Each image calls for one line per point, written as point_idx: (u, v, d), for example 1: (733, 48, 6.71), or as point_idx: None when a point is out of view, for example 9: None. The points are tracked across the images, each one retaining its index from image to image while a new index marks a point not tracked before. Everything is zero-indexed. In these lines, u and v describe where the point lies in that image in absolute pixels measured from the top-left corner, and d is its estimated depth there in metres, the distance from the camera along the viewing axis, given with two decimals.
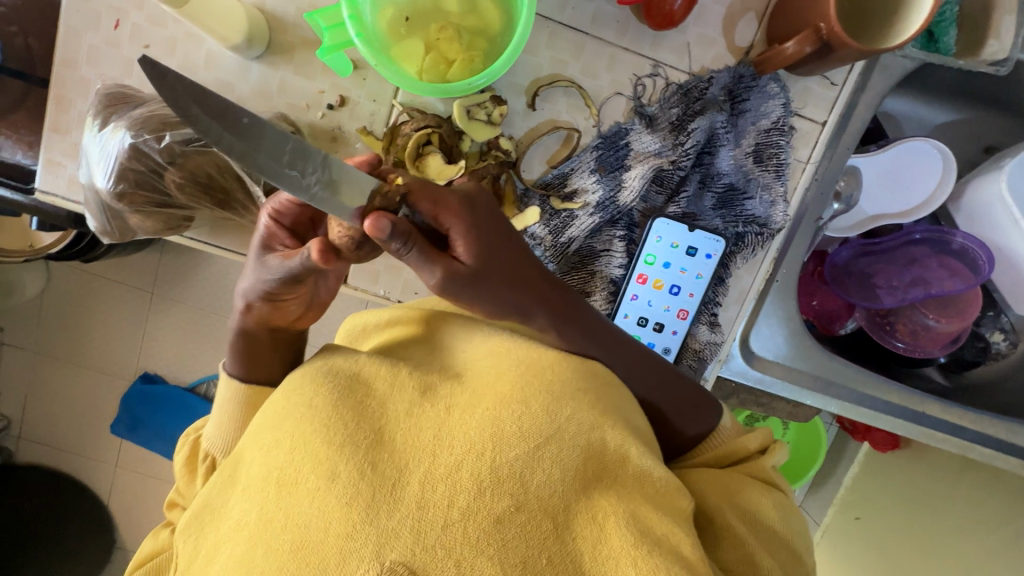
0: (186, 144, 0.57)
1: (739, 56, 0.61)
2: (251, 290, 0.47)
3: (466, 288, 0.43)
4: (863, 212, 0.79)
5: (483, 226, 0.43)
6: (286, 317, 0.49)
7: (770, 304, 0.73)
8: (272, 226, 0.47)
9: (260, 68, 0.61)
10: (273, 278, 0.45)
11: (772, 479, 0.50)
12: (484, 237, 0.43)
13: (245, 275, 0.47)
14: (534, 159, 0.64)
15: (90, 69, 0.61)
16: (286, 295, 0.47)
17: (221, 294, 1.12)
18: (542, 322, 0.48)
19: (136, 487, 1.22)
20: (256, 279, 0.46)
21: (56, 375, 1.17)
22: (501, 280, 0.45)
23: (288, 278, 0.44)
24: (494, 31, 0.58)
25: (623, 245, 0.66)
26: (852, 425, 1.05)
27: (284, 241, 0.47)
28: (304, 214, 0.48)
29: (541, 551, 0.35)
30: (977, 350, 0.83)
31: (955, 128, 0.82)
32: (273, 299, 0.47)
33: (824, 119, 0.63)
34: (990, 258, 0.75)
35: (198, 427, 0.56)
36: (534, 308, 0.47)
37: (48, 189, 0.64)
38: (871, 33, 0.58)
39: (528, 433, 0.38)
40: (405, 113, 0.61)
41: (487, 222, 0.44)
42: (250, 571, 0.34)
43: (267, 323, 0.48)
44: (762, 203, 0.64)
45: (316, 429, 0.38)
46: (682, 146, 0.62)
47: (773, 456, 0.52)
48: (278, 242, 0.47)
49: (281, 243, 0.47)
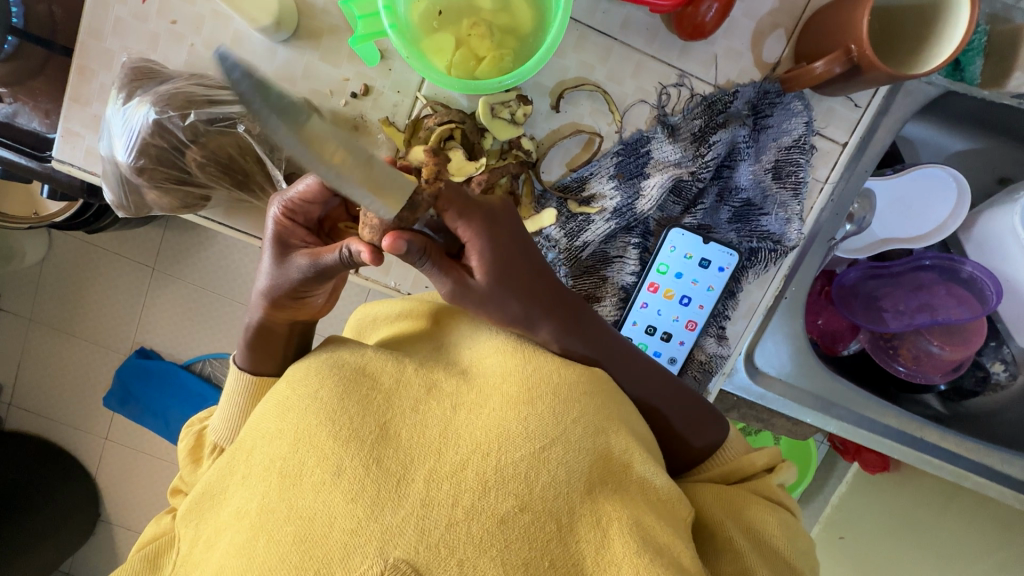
0: (210, 123, 0.57)
1: (766, 71, 0.62)
2: (272, 285, 0.48)
3: (476, 301, 0.45)
4: (874, 235, 0.80)
5: (499, 246, 0.45)
6: (309, 310, 0.51)
7: (776, 321, 0.74)
8: (286, 222, 0.47)
9: (287, 51, 0.61)
10: (298, 275, 0.46)
11: (777, 498, 0.50)
12: (499, 259, 0.45)
13: (263, 270, 0.48)
14: (554, 160, 0.64)
15: (115, 40, 0.61)
16: (309, 290, 0.48)
17: (223, 273, 1.11)
18: (547, 334, 0.48)
19: (125, 461, 1.22)
20: (279, 276, 0.47)
21: (51, 344, 1.17)
22: (512, 293, 0.46)
23: (315, 275, 0.46)
24: (525, 31, 0.58)
25: (637, 253, 0.67)
26: (844, 444, 1.05)
27: (303, 238, 0.48)
28: (316, 207, 0.48)
29: (543, 555, 0.35)
30: (977, 379, 0.83)
31: (971, 156, 0.83)
32: (296, 294, 0.48)
33: (845, 141, 0.63)
34: (998, 289, 0.76)
35: (201, 419, 0.57)
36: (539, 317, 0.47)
37: (64, 158, 0.64)
38: (900, 57, 0.58)
39: (535, 435, 0.38)
40: (428, 106, 0.61)
41: (503, 240, 0.45)
42: (252, 561, 0.34)
43: (290, 318, 0.50)
44: (777, 220, 0.65)
45: (321, 422, 0.38)
46: (701, 157, 0.63)
47: (778, 475, 0.52)
48: (295, 238, 0.47)
49: (301, 240, 0.47)
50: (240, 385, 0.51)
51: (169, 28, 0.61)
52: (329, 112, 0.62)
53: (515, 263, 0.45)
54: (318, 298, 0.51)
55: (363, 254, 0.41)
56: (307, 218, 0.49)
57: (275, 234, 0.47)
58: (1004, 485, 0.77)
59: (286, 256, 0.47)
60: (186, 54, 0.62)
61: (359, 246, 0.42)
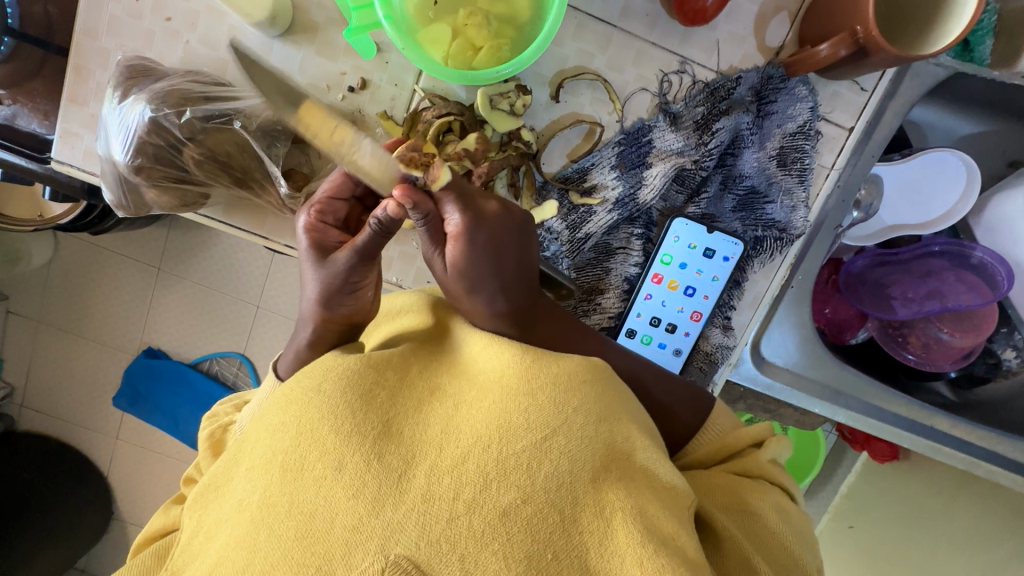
0: (206, 120, 0.57)
1: (770, 56, 0.60)
2: (323, 288, 0.47)
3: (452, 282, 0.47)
4: (882, 222, 0.79)
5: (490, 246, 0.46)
6: (362, 307, 0.50)
7: (783, 310, 0.73)
8: (317, 225, 0.49)
9: (282, 46, 0.61)
10: (346, 265, 0.46)
11: (771, 476, 0.48)
12: (484, 254, 0.46)
13: (310, 282, 0.48)
14: (555, 152, 0.63)
15: (110, 39, 0.61)
16: (363, 281, 0.48)
17: (227, 270, 1.11)
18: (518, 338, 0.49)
19: (136, 460, 1.22)
20: (326, 274, 0.47)
21: (60, 346, 1.17)
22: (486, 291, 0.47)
23: (363, 258, 0.46)
24: (522, 19, 0.57)
25: (640, 244, 0.66)
26: (852, 434, 1.06)
27: (335, 236, 0.50)
28: (341, 205, 0.51)
29: (546, 547, 0.34)
30: (988, 366, 0.82)
31: (981, 140, 0.81)
32: (347, 290, 0.48)
33: (852, 125, 0.62)
34: (1009, 273, 0.74)
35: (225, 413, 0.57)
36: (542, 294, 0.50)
37: (63, 159, 0.63)
38: (909, 36, 0.57)
39: (536, 427, 0.38)
40: (426, 99, 0.60)
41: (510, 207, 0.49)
42: (254, 556, 0.34)
43: (342, 322, 0.49)
44: (783, 208, 0.64)
45: (323, 416, 0.38)
46: (705, 145, 0.62)
47: (769, 450, 0.50)
48: (330, 240, 0.49)
49: (334, 238, 0.49)
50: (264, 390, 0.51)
51: (164, 26, 0.60)
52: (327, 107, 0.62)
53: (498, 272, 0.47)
54: (367, 297, 0.50)
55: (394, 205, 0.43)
56: (336, 218, 0.51)
57: (311, 238, 0.48)
58: (1010, 471, 0.76)
59: (328, 256, 0.47)
60: (182, 51, 0.61)
61: (387, 203, 0.43)
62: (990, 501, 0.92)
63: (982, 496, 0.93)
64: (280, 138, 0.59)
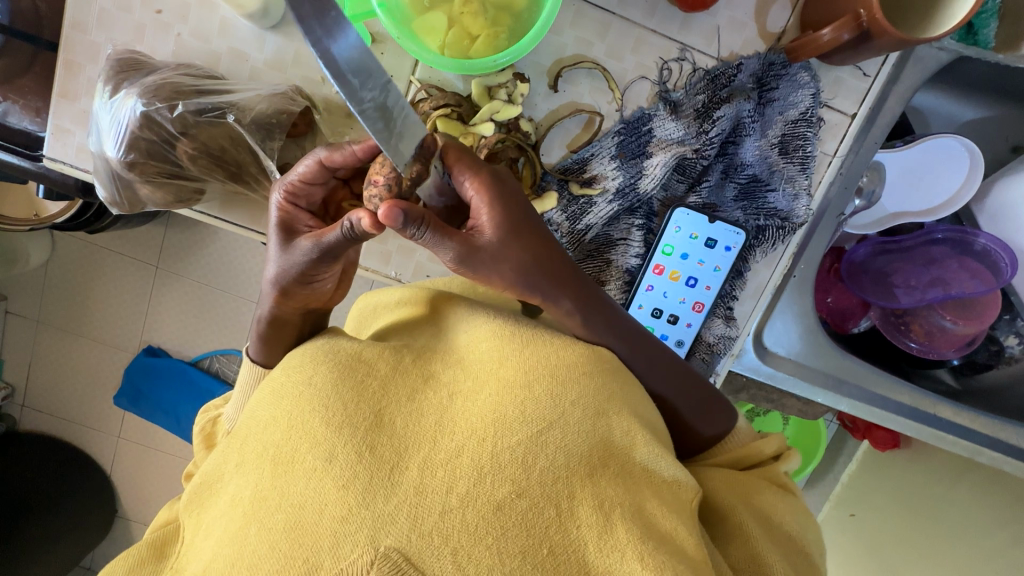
0: (198, 114, 0.56)
1: (770, 41, 0.60)
2: (281, 273, 0.47)
3: (484, 264, 0.43)
4: (885, 209, 0.78)
5: (508, 206, 0.43)
6: (323, 296, 0.50)
7: (784, 300, 0.72)
8: (289, 207, 0.48)
9: (275, 39, 0.60)
10: (305, 258, 0.45)
11: (785, 484, 0.49)
12: (505, 213, 0.43)
13: (273, 260, 0.47)
14: (554, 143, 0.62)
15: (100, 32, 0.60)
16: (319, 274, 0.47)
17: (224, 268, 1.10)
18: (567, 306, 0.47)
19: (138, 458, 1.22)
20: (286, 263, 0.46)
21: (59, 347, 1.17)
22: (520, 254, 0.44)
23: (321, 255, 0.45)
24: (519, 7, 0.55)
25: (641, 235, 0.65)
26: (853, 422, 1.05)
27: (306, 221, 0.48)
28: (317, 189, 0.49)
29: (541, 541, 0.34)
30: (990, 353, 0.81)
31: (983, 125, 0.80)
32: (305, 281, 0.47)
33: (854, 112, 0.61)
34: (1013, 260, 0.74)
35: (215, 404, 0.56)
36: (554, 291, 0.46)
37: (56, 156, 0.62)
38: (911, 21, 0.56)
39: (531, 418, 0.37)
40: (422, 90, 0.60)
41: (515, 210, 0.43)
42: (241, 552, 0.33)
43: (301, 306, 0.50)
44: (785, 196, 0.63)
45: (314, 409, 0.37)
46: (705, 133, 0.61)
47: (787, 461, 0.50)
48: (300, 224, 0.48)
49: (303, 224, 0.48)
50: (253, 377, 0.52)
51: (155, 18, 0.59)
52: (323, 100, 0.61)
53: (525, 231, 0.44)
54: (328, 286, 0.50)
55: (364, 220, 0.40)
56: (310, 201, 0.49)
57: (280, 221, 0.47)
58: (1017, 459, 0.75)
59: (291, 242, 0.46)
60: (173, 44, 0.60)
61: (360, 213, 0.40)
62: (992, 489, 0.91)
63: (985, 483, 0.93)
64: (276, 131, 0.58)
